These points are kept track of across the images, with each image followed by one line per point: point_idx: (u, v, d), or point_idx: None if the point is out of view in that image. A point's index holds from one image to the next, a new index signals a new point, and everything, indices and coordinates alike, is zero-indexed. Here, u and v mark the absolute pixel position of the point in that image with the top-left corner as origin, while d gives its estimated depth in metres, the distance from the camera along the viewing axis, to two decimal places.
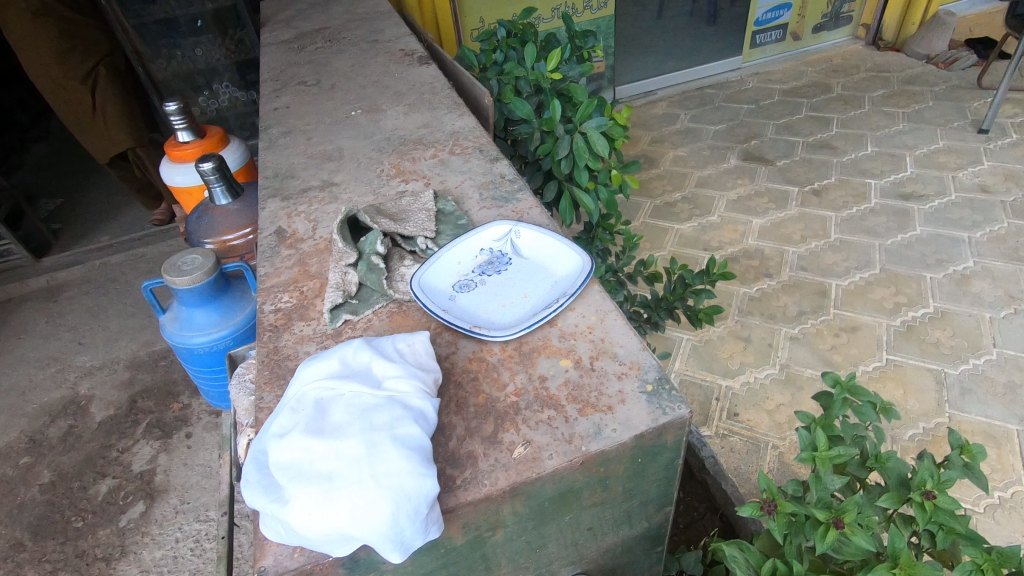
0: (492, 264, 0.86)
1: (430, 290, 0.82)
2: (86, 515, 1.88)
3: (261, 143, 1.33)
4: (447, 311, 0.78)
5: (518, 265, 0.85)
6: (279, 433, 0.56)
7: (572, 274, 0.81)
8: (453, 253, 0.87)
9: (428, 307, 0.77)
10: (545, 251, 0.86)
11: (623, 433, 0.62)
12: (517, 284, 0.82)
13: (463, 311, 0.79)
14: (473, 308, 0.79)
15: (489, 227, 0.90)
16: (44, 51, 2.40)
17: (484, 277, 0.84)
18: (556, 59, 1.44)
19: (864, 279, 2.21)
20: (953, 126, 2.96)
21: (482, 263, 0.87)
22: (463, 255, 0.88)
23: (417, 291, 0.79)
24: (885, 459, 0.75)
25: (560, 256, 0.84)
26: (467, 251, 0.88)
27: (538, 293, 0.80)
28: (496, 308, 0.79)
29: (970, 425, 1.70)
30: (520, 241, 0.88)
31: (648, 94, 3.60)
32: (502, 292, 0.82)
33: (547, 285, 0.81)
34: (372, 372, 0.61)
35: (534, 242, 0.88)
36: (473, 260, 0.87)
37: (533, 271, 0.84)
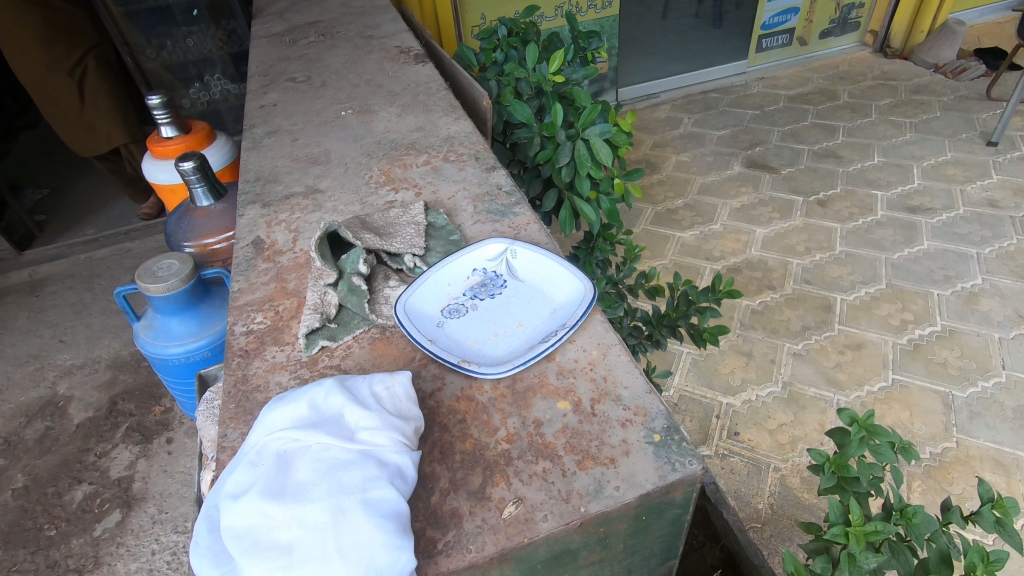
0: (485, 287, 0.80)
1: (417, 315, 0.75)
2: (60, 523, 1.80)
3: (244, 144, 1.25)
4: (434, 340, 0.71)
5: (513, 288, 0.79)
6: (233, 493, 0.49)
7: (572, 300, 0.74)
8: (443, 273, 0.80)
9: (413, 335, 0.70)
10: (542, 273, 0.79)
11: (627, 492, 0.55)
12: (512, 311, 0.76)
13: (451, 341, 0.72)
14: (463, 337, 0.72)
15: (484, 245, 0.83)
16: (29, 41, 2.29)
17: (476, 301, 0.78)
18: (559, 61, 1.36)
19: (870, 294, 2.14)
20: (961, 138, 2.90)
21: (474, 284, 0.80)
22: (455, 276, 0.81)
23: (401, 317, 0.72)
24: (911, 515, 0.69)
25: (560, 279, 0.77)
26: (458, 271, 0.81)
27: (534, 322, 0.74)
28: (488, 339, 0.72)
29: (979, 451, 1.64)
30: (516, 261, 0.82)
31: (650, 96, 3.52)
32: (496, 320, 0.75)
33: (545, 312, 0.75)
34: (344, 421, 0.54)
35: (531, 263, 0.81)
36: (465, 280, 0.81)
37: (529, 296, 0.77)
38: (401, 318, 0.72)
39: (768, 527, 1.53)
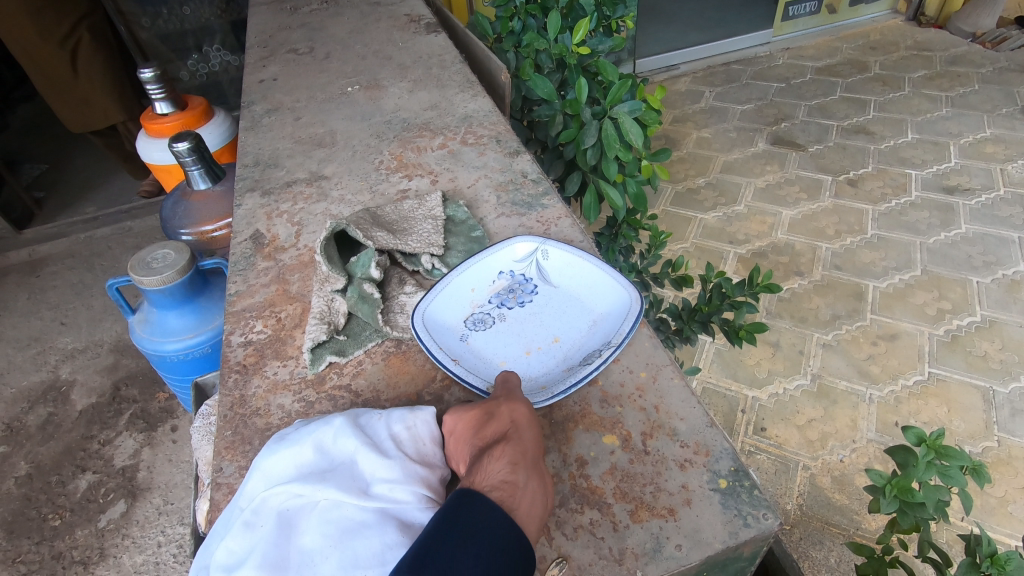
0: (513, 293, 0.71)
1: (437, 326, 0.66)
2: (64, 513, 1.75)
3: (242, 123, 1.15)
4: (458, 357, 0.63)
5: (546, 296, 0.71)
6: (226, 564, 0.41)
7: (616, 309, 0.66)
8: (464, 276, 0.71)
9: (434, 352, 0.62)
10: (579, 277, 0.71)
11: (691, 552, 0.47)
12: (547, 323, 0.68)
13: (478, 359, 0.64)
14: (491, 354, 0.65)
15: (511, 243, 0.74)
16: (16, 11, 2.14)
17: (503, 311, 0.70)
18: (586, 30, 1.23)
19: (904, 281, 2.03)
20: (1001, 113, 2.74)
21: (500, 288, 0.72)
22: (477, 278, 0.72)
23: (420, 330, 0.63)
24: (1004, 562, 0.60)
25: (600, 285, 0.69)
26: (481, 273, 0.72)
27: (571, 337, 0.66)
28: (519, 356, 0.65)
29: (1022, 450, 1.55)
30: (549, 262, 0.73)
31: (670, 68, 3.36)
32: (528, 334, 0.68)
33: (583, 325, 0.67)
34: (357, 469, 0.46)
35: (565, 265, 0.72)
36: (489, 284, 0.72)
37: (565, 305, 0.69)
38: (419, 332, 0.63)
39: (798, 530, 1.45)
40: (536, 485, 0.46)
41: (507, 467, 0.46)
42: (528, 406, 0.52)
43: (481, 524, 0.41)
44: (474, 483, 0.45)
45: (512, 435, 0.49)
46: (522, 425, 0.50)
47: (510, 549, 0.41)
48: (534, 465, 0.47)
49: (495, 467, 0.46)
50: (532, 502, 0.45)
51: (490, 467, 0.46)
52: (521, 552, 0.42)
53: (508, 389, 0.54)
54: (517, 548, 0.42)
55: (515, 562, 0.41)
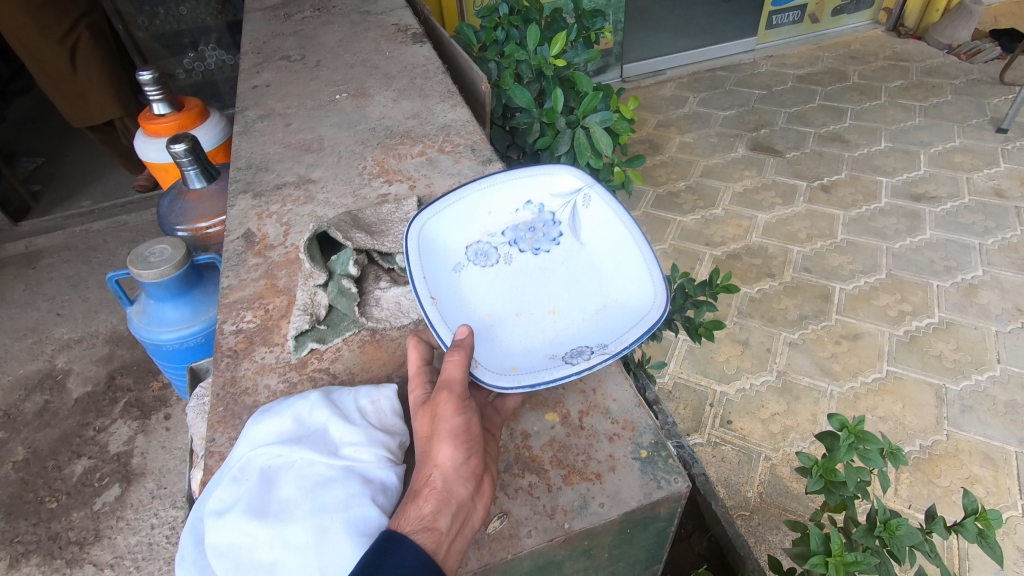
0: (541, 231, 0.89)
1: (469, 247, 0.86)
2: (60, 496, 1.82)
3: (236, 127, 1.23)
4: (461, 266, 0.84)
5: (569, 246, 0.88)
6: (217, 510, 0.49)
7: (635, 309, 0.76)
8: (504, 195, 0.91)
9: (441, 266, 0.83)
10: (604, 242, 0.86)
11: (611, 509, 0.56)
12: (554, 290, 0.84)
13: (473, 284, 0.83)
14: (496, 280, 0.85)
15: (562, 181, 0.91)
16: (16, 10, 2.20)
17: (524, 245, 0.88)
18: (561, 43, 1.30)
19: (869, 284, 2.13)
20: (971, 123, 2.85)
21: (530, 218, 0.91)
22: (515, 200, 0.91)
23: (423, 247, 0.80)
24: (894, 528, 0.70)
25: (625, 268, 0.82)
26: (520, 197, 0.92)
27: (568, 315, 0.80)
28: (512, 297, 0.83)
29: (969, 444, 1.65)
30: (586, 213, 0.89)
31: (656, 73, 3.45)
32: (532, 274, 0.86)
33: (588, 307, 0.80)
34: (329, 435, 0.54)
35: (597, 222, 0.88)
36: (521, 211, 0.91)
37: (580, 268, 0.86)
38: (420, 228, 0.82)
39: (756, 516, 1.54)
40: (457, 528, 0.49)
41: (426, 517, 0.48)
42: (466, 426, 0.53)
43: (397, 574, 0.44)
44: (400, 526, 0.47)
45: (437, 478, 0.50)
46: (453, 469, 0.51)
47: None
48: (460, 508, 0.49)
49: (416, 514, 0.48)
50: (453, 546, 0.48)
51: (411, 515, 0.48)
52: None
53: (449, 408, 0.54)
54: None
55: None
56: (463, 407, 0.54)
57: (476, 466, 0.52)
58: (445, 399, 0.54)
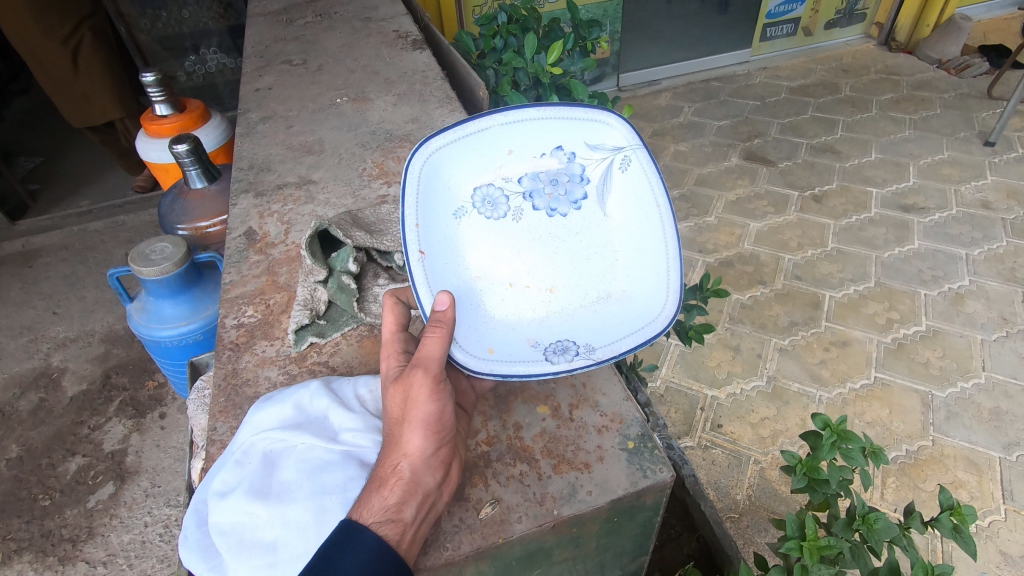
0: (564, 188, 0.90)
1: (485, 191, 0.88)
2: (54, 494, 1.82)
3: (238, 129, 1.25)
4: (468, 210, 0.87)
5: (590, 213, 0.89)
6: (222, 491, 0.53)
7: (642, 311, 0.78)
8: (535, 136, 0.88)
9: (447, 211, 0.85)
10: (628, 217, 0.87)
11: (599, 497, 0.58)
12: (560, 265, 0.87)
13: (475, 237, 0.87)
14: (499, 236, 0.88)
15: (606, 134, 0.87)
16: (20, 10, 2.22)
17: (540, 202, 0.90)
18: (557, 51, 1.32)
19: (858, 292, 2.17)
20: (960, 136, 2.90)
21: (555, 167, 0.90)
22: (545, 143, 0.89)
23: (431, 192, 0.82)
24: (873, 521, 0.73)
25: (643, 260, 0.83)
26: (552, 139, 0.89)
27: (564, 296, 0.84)
28: (511, 261, 0.87)
29: (954, 450, 1.68)
30: (619, 178, 0.88)
31: (652, 83, 3.50)
32: (541, 235, 0.89)
33: (588, 292, 0.84)
34: (328, 422, 0.58)
35: (625, 193, 0.88)
36: (549, 156, 0.89)
37: (592, 242, 0.88)
38: (431, 168, 0.82)
39: (744, 518, 1.56)
40: (424, 513, 0.52)
41: (395, 505, 0.51)
42: (435, 415, 0.55)
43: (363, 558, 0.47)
44: (362, 516, 0.50)
45: (409, 463, 0.53)
46: (421, 460, 0.54)
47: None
48: (425, 496, 0.52)
49: (386, 500, 0.51)
50: (419, 530, 0.52)
51: (382, 501, 0.51)
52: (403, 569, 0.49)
53: (425, 394, 0.56)
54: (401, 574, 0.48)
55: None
56: (433, 395, 0.56)
57: (444, 452, 0.56)
58: (421, 384, 0.56)
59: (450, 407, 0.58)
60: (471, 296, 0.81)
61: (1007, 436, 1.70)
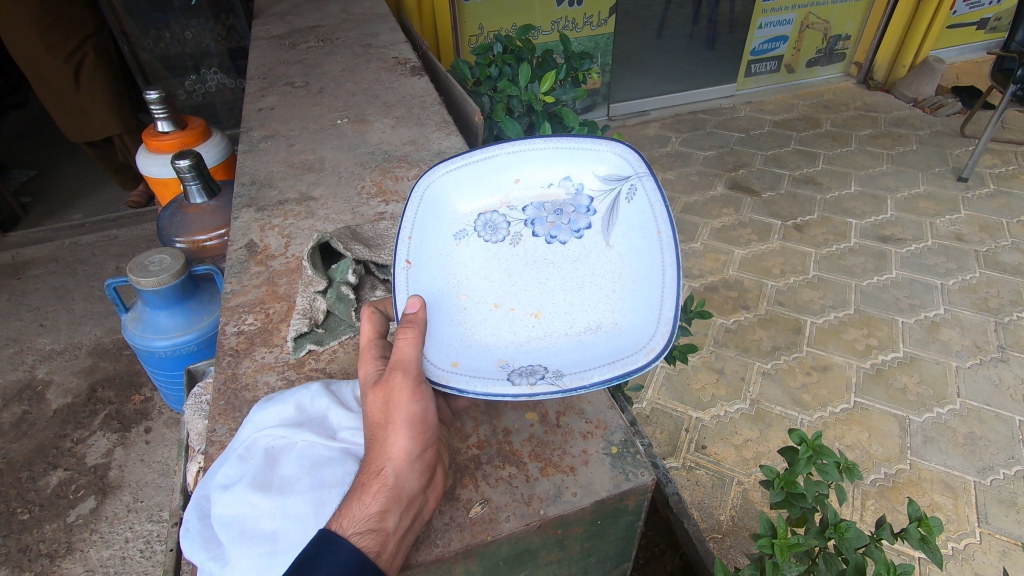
0: (566, 217, 0.95)
1: (487, 217, 0.95)
2: (33, 508, 1.76)
3: (241, 146, 1.30)
4: (470, 232, 0.94)
5: (589, 242, 0.92)
6: (224, 484, 0.57)
7: (629, 339, 0.73)
8: (543, 169, 0.97)
9: (449, 231, 0.93)
10: (629, 247, 0.87)
11: (583, 498, 0.62)
12: (550, 291, 0.88)
13: (472, 257, 0.92)
14: (490, 257, 0.92)
15: (613, 166, 0.92)
16: (25, 27, 2.28)
17: (539, 227, 0.95)
18: (551, 81, 1.39)
19: (838, 318, 2.24)
20: (935, 172, 3.03)
21: (561, 198, 0.96)
22: (554, 175, 0.97)
23: (434, 211, 0.91)
24: (844, 529, 0.78)
25: (639, 292, 0.81)
26: (560, 171, 0.97)
27: (547, 321, 0.83)
28: (503, 283, 0.89)
29: (931, 473, 1.72)
30: (625, 206, 0.90)
31: (641, 113, 3.61)
32: (537, 259, 0.92)
33: (576, 322, 0.83)
34: (328, 420, 0.63)
35: (628, 225, 0.89)
36: (556, 187, 0.97)
37: (586, 270, 0.89)
38: (439, 189, 0.93)
39: (728, 538, 1.58)
40: (407, 518, 0.55)
41: (378, 514, 0.53)
42: (418, 419, 0.58)
43: (337, 568, 0.49)
44: (346, 526, 0.52)
45: (393, 467, 0.56)
46: (404, 464, 0.56)
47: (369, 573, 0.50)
48: (408, 501, 0.55)
49: (369, 508, 0.53)
50: (403, 536, 0.55)
51: (365, 508, 0.53)
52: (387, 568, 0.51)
53: (407, 396, 0.58)
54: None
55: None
56: (415, 400, 0.59)
57: (430, 457, 0.59)
58: (403, 387, 0.59)
59: (432, 409, 0.60)
60: (452, 310, 0.84)
61: (981, 460, 1.75)
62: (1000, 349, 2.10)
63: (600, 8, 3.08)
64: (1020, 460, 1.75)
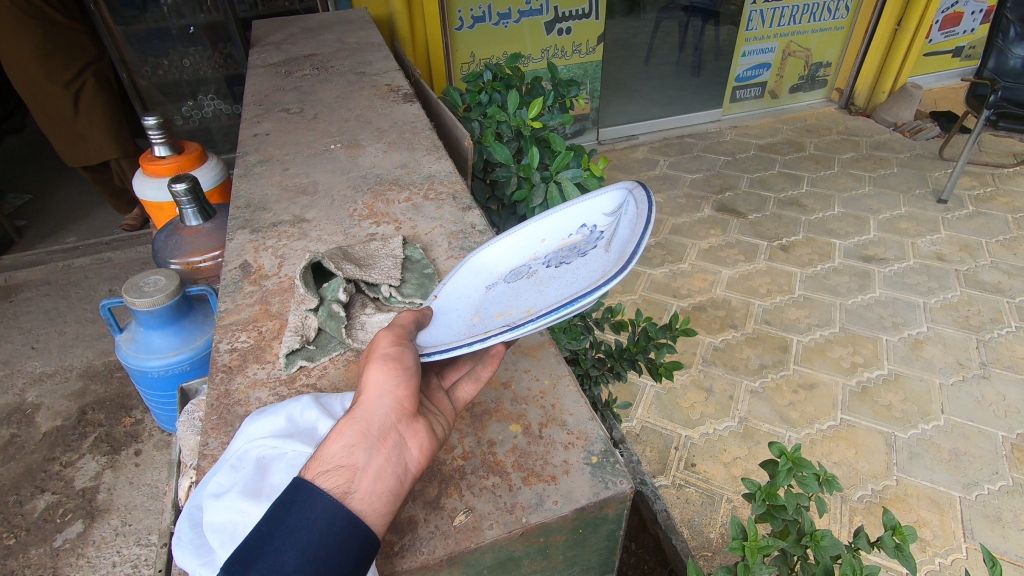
0: (580, 247, 0.90)
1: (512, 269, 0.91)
2: (18, 533, 1.73)
3: (237, 170, 1.33)
4: (500, 279, 0.89)
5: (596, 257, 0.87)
6: (217, 492, 0.59)
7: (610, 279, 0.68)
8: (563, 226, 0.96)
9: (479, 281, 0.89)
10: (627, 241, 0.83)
11: (564, 506, 0.64)
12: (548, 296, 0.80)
13: (500, 294, 0.86)
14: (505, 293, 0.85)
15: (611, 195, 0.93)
16: (28, 55, 2.34)
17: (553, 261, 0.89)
18: (538, 106, 1.44)
19: (824, 336, 2.27)
20: (915, 194, 3.10)
21: (578, 240, 0.93)
22: (571, 226, 0.95)
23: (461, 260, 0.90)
24: (819, 538, 0.85)
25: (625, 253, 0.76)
26: (577, 222, 0.96)
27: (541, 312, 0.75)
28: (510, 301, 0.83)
29: (917, 489, 1.74)
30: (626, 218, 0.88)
31: (630, 138, 3.69)
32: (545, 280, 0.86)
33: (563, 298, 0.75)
34: (317, 432, 0.64)
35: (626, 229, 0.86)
36: (574, 235, 0.94)
37: (587, 270, 0.83)
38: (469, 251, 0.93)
39: (718, 556, 1.58)
40: (380, 458, 0.57)
41: (347, 450, 0.57)
42: (391, 361, 0.63)
43: (310, 528, 0.50)
44: (317, 464, 0.56)
45: (367, 405, 0.60)
46: (374, 405, 0.60)
47: (334, 540, 0.51)
48: (374, 442, 0.58)
49: (339, 446, 0.57)
50: (377, 476, 0.56)
51: (337, 445, 0.57)
52: (354, 537, 0.52)
53: (386, 343, 0.66)
54: (353, 530, 0.52)
55: (353, 542, 0.52)
56: (394, 347, 0.65)
57: (406, 399, 0.62)
58: (383, 337, 0.67)
59: (413, 355, 0.65)
60: (458, 326, 0.79)
61: (966, 476, 1.77)
62: (982, 365, 2.14)
63: (588, 37, 3.18)
64: (1004, 475, 1.78)
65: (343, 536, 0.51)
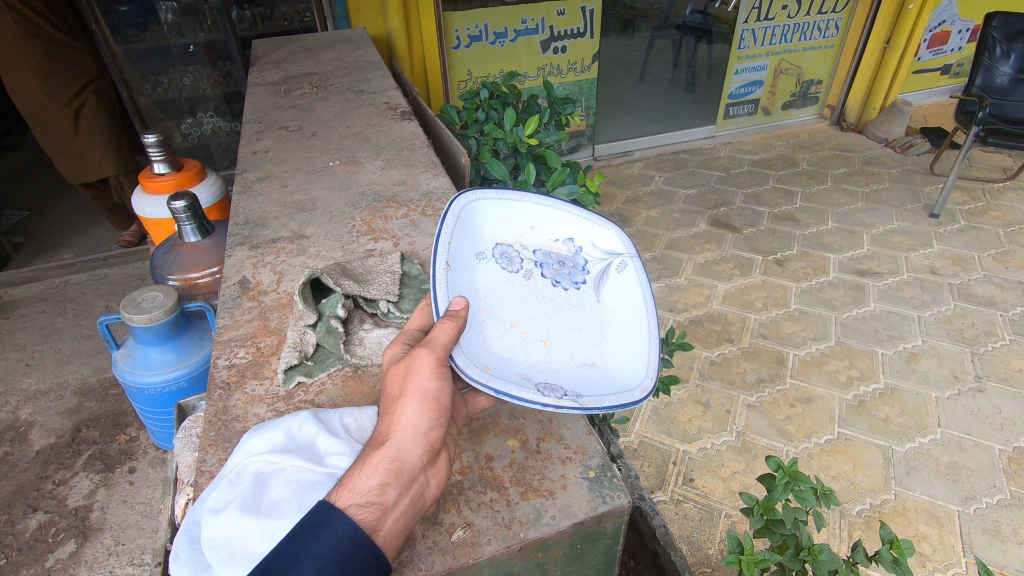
0: (565, 268, 0.96)
1: (502, 252, 0.94)
2: (9, 553, 1.71)
3: (236, 187, 1.34)
4: (488, 256, 0.92)
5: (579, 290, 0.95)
6: (214, 508, 0.59)
7: (623, 381, 0.79)
8: (557, 225, 0.99)
9: (472, 248, 0.90)
10: (616, 303, 0.92)
11: (561, 520, 0.64)
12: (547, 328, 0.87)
13: (486, 279, 0.89)
14: (491, 279, 0.90)
15: (610, 238, 0.97)
16: (29, 74, 2.36)
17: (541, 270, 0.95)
18: (535, 124, 1.46)
19: (819, 350, 2.28)
20: (908, 209, 3.14)
21: (564, 253, 0.98)
22: (561, 233, 0.99)
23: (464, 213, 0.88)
24: (816, 552, 0.85)
25: (625, 340, 0.86)
26: (568, 232, 0.99)
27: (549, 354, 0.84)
28: (514, 308, 0.89)
29: (915, 503, 1.73)
30: (617, 275, 0.95)
31: (625, 153, 3.72)
32: (536, 294, 0.92)
33: (577, 355, 0.85)
34: (316, 447, 0.65)
35: (615, 285, 0.94)
36: (560, 243, 0.99)
37: (576, 309, 0.92)
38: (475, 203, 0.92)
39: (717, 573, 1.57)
40: (407, 497, 0.59)
41: (380, 488, 0.57)
42: (431, 396, 0.64)
43: (335, 550, 0.52)
44: (350, 497, 0.56)
45: (402, 442, 0.61)
46: (409, 441, 0.61)
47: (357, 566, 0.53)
48: (406, 482, 0.59)
49: (372, 482, 0.58)
50: (402, 515, 0.58)
51: (370, 480, 0.58)
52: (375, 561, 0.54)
53: (426, 372, 0.65)
54: (374, 561, 0.54)
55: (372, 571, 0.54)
56: (434, 378, 0.65)
57: (436, 440, 0.63)
58: (424, 363, 0.65)
59: (450, 394, 0.66)
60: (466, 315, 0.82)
61: (964, 489, 1.77)
62: (977, 378, 2.15)
63: (582, 55, 3.23)
64: (1001, 489, 1.78)
65: (365, 564, 0.53)
